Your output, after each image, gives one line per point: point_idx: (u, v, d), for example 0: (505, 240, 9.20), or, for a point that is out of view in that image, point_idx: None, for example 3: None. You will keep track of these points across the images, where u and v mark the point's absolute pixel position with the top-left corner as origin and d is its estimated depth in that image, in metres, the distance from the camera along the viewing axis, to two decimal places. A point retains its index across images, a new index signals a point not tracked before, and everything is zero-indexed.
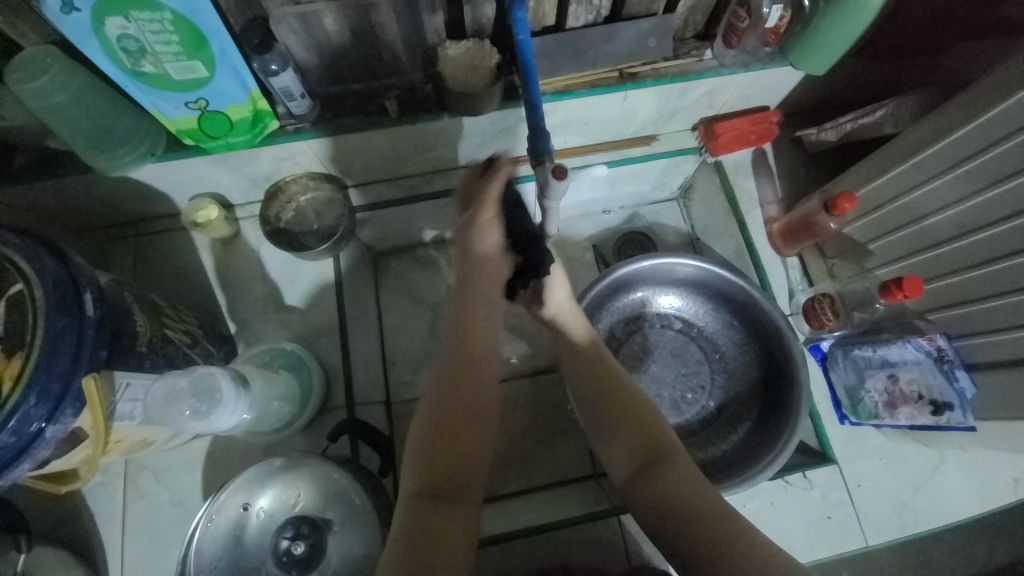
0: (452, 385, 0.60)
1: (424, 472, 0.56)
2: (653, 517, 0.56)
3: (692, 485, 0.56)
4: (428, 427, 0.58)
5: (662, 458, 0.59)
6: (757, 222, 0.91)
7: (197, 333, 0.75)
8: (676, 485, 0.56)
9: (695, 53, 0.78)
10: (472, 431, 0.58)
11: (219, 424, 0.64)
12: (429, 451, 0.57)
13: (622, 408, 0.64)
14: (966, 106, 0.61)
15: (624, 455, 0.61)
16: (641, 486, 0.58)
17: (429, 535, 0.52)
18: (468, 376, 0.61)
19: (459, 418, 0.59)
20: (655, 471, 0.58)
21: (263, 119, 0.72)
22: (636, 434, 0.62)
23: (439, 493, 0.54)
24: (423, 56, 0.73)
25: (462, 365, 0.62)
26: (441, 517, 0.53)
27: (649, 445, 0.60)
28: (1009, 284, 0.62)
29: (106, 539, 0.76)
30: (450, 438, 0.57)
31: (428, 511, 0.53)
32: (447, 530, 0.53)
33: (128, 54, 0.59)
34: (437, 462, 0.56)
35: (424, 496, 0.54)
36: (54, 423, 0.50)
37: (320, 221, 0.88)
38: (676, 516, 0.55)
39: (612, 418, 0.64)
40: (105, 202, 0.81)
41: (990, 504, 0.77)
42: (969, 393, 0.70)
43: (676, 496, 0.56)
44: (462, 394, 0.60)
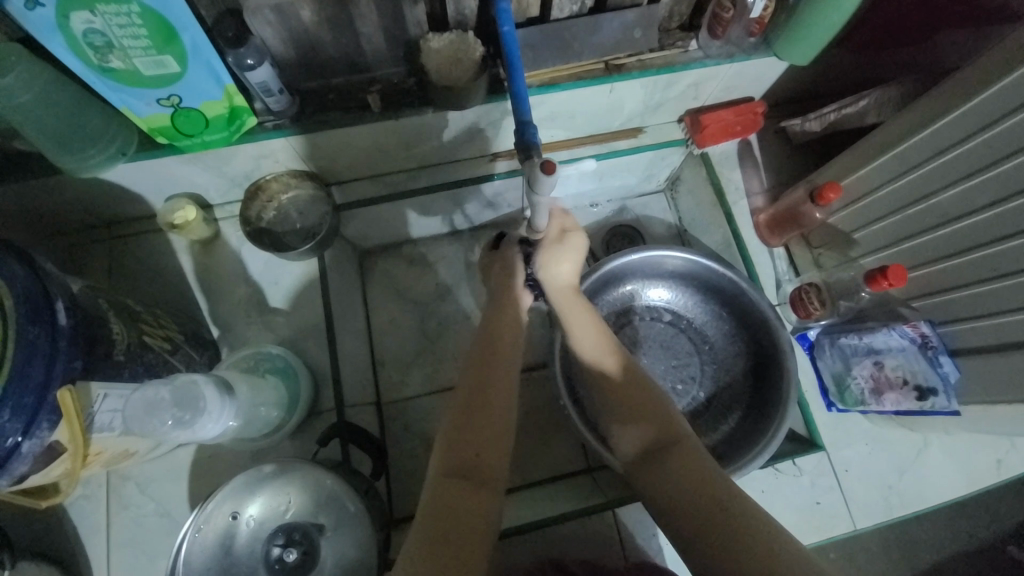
0: (482, 370, 0.60)
1: (454, 448, 0.55)
2: (666, 508, 0.53)
3: (709, 474, 0.53)
4: (459, 407, 0.58)
5: (675, 446, 0.56)
6: (745, 213, 0.92)
7: (178, 339, 0.72)
8: (692, 472, 0.54)
9: (681, 44, 0.78)
10: (497, 416, 0.57)
11: (204, 432, 0.62)
12: (458, 429, 0.56)
13: (632, 395, 0.61)
14: (950, 95, 0.61)
15: (638, 444, 0.60)
16: (654, 476, 0.56)
17: (453, 514, 0.50)
18: (497, 360, 0.61)
19: (488, 400, 0.58)
20: (668, 459, 0.56)
21: (240, 116, 0.69)
22: (647, 422, 0.59)
23: (466, 472, 0.53)
24: (406, 49, 0.71)
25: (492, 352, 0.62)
26: (466, 499, 0.51)
27: (661, 435, 0.58)
28: (992, 270, 0.63)
29: (90, 553, 0.74)
30: (478, 420, 0.56)
31: (455, 490, 0.51)
32: (469, 514, 0.50)
33: (94, 50, 0.56)
34: (466, 440, 0.55)
35: (450, 475, 0.53)
36: (31, 437, 0.48)
37: (303, 220, 0.87)
38: (689, 507, 0.51)
39: (620, 406, 0.62)
40: (76, 204, 0.78)
41: (973, 485, 0.79)
42: (952, 378, 0.71)
43: (689, 485, 0.53)
44: (491, 379, 0.60)
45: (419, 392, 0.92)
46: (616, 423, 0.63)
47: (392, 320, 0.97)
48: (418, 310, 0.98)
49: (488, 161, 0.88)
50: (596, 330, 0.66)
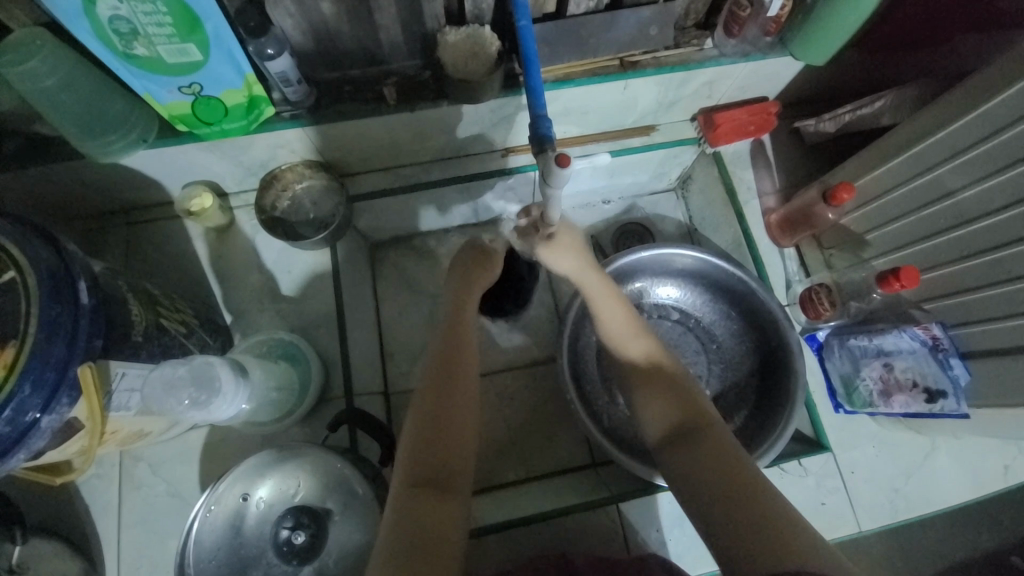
0: (443, 383, 0.60)
1: (418, 460, 0.54)
2: (689, 488, 0.52)
3: (736, 456, 0.52)
4: (423, 418, 0.57)
5: (701, 428, 0.56)
6: (756, 212, 0.92)
7: (193, 324, 0.74)
8: (718, 453, 0.53)
9: (696, 42, 0.78)
10: (458, 421, 0.58)
11: (218, 415, 0.63)
12: (425, 439, 0.56)
13: (659, 375, 0.62)
14: (966, 96, 0.61)
15: (660, 421, 0.59)
16: (679, 455, 0.55)
17: (424, 519, 0.50)
18: (458, 377, 0.61)
19: (450, 414, 0.58)
20: (694, 440, 0.55)
21: (259, 105, 0.70)
22: (674, 401, 0.59)
23: (433, 481, 0.53)
24: (422, 42, 0.72)
25: (450, 365, 0.62)
26: (435, 506, 0.51)
27: (686, 415, 0.58)
28: (1004, 273, 0.63)
29: (103, 530, 0.75)
30: (444, 429, 0.57)
31: (422, 500, 0.51)
32: (439, 518, 0.50)
33: (119, 36, 0.57)
34: (432, 451, 0.55)
35: (418, 484, 0.52)
36: (50, 413, 0.49)
37: (316, 210, 0.88)
38: (711, 488, 0.50)
39: (645, 384, 0.62)
40: (96, 189, 0.80)
41: (981, 490, 0.78)
42: (963, 381, 0.70)
43: (713, 466, 0.52)
44: (451, 394, 0.59)
45: None
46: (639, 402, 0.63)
47: (401, 312, 0.98)
48: (427, 303, 0.99)
49: (500, 156, 0.89)
50: (622, 317, 0.68)
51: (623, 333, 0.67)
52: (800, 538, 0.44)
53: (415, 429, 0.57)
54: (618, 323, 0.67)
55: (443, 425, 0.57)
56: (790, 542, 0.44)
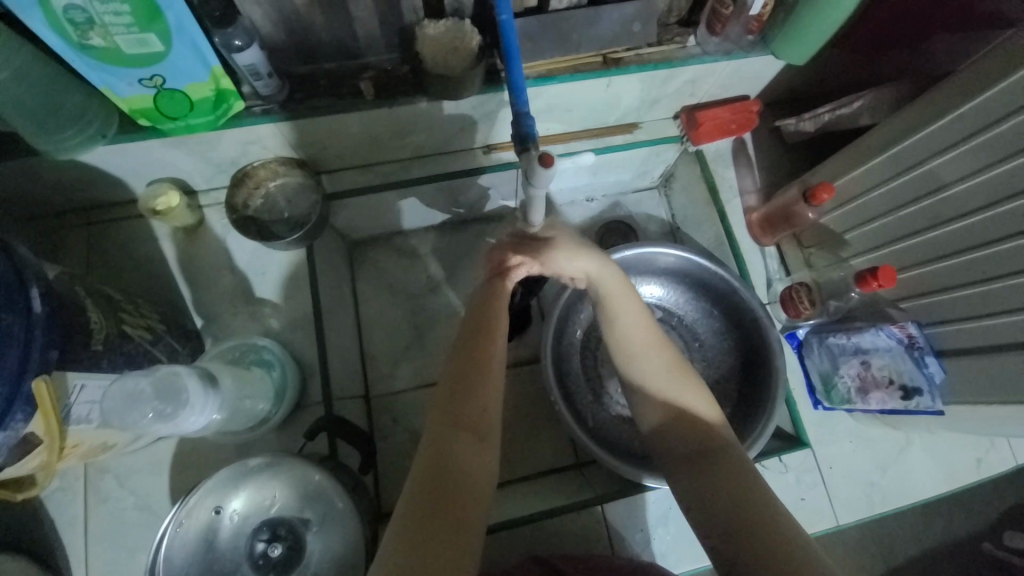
0: (481, 333, 0.60)
1: (453, 405, 0.55)
2: (700, 510, 0.51)
3: (751, 481, 0.51)
4: (458, 367, 0.58)
5: (716, 450, 0.54)
6: (737, 211, 0.92)
7: (160, 329, 0.70)
8: (734, 478, 0.51)
9: (679, 39, 0.77)
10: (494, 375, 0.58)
11: (187, 426, 0.60)
12: (459, 385, 0.57)
13: (674, 384, 0.58)
14: (941, 99, 0.62)
15: (674, 436, 0.57)
16: (692, 477, 0.53)
17: (453, 467, 0.51)
18: (496, 329, 0.61)
19: (487, 364, 0.58)
20: (711, 461, 0.53)
21: (227, 100, 0.67)
22: (690, 418, 0.56)
23: (465, 426, 0.54)
24: (400, 35, 0.69)
25: (491, 315, 0.62)
26: (465, 455, 0.52)
27: (701, 433, 0.55)
28: (980, 273, 0.64)
29: (68, 547, 0.72)
30: (480, 380, 0.57)
31: (454, 443, 0.52)
32: (466, 469, 0.51)
33: (74, 26, 0.53)
34: (466, 400, 0.55)
35: (451, 427, 0.53)
36: (3, 430, 0.46)
37: (291, 209, 0.85)
38: (723, 513, 0.49)
39: (655, 391, 0.58)
40: (52, 187, 0.75)
41: (953, 483, 0.81)
42: (937, 378, 0.72)
43: (726, 490, 0.50)
44: (489, 344, 0.59)
45: (408, 386, 0.90)
46: (651, 411, 0.59)
47: (382, 313, 0.95)
48: (408, 304, 0.96)
49: (482, 153, 0.87)
50: (638, 317, 0.61)
51: (639, 334, 0.60)
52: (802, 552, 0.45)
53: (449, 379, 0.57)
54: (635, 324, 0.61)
55: (480, 373, 0.57)
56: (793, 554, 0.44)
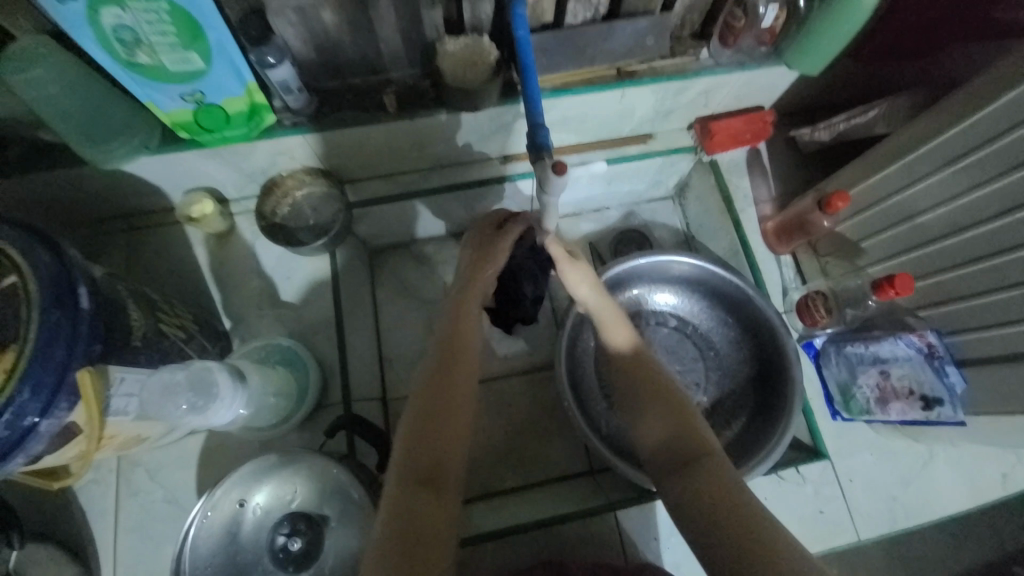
0: (441, 378, 0.60)
1: (413, 454, 0.55)
2: (692, 514, 0.51)
3: (734, 482, 0.52)
4: (420, 412, 0.57)
5: (700, 454, 0.56)
6: (752, 220, 0.92)
7: (192, 329, 0.74)
8: (718, 479, 0.53)
9: (692, 52, 0.79)
10: (455, 416, 0.58)
11: (216, 419, 0.64)
12: (421, 434, 0.56)
13: (659, 397, 0.63)
14: (956, 107, 0.62)
15: (663, 449, 0.59)
16: (680, 482, 0.55)
17: (416, 516, 0.51)
18: (457, 371, 0.61)
19: (448, 407, 0.58)
20: (695, 467, 0.55)
21: (260, 113, 0.71)
22: (673, 425, 0.59)
23: (424, 480, 0.53)
24: (421, 52, 0.73)
25: (454, 357, 0.62)
26: (426, 505, 0.52)
27: (685, 440, 0.58)
28: (999, 280, 0.63)
29: (100, 536, 0.75)
30: (442, 425, 0.57)
31: (415, 500, 0.52)
32: (429, 518, 0.51)
33: (123, 45, 0.58)
34: (428, 450, 0.55)
35: (410, 482, 0.53)
36: (49, 418, 0.49)
37: (316, 216, 0.88)
38: (713, 512, 0.50)
39: (650, 412, 0.62)
40: (97, 196, 0.80)
41: (979, 498, 0.78)
42: (958, 389, 0.71)
43: (711, 491, 0.52)
44: (449, 386, 0.60)
45: None
46: (642, 425, 0.62)
47: (400, 318, 0.98)
48: (425, 309, 0.99)
49: (498, 163, 0.90)
50: (629, 342, 0.70)
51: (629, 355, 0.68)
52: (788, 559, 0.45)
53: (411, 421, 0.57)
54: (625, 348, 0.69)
55: (440, 420, 0.57)
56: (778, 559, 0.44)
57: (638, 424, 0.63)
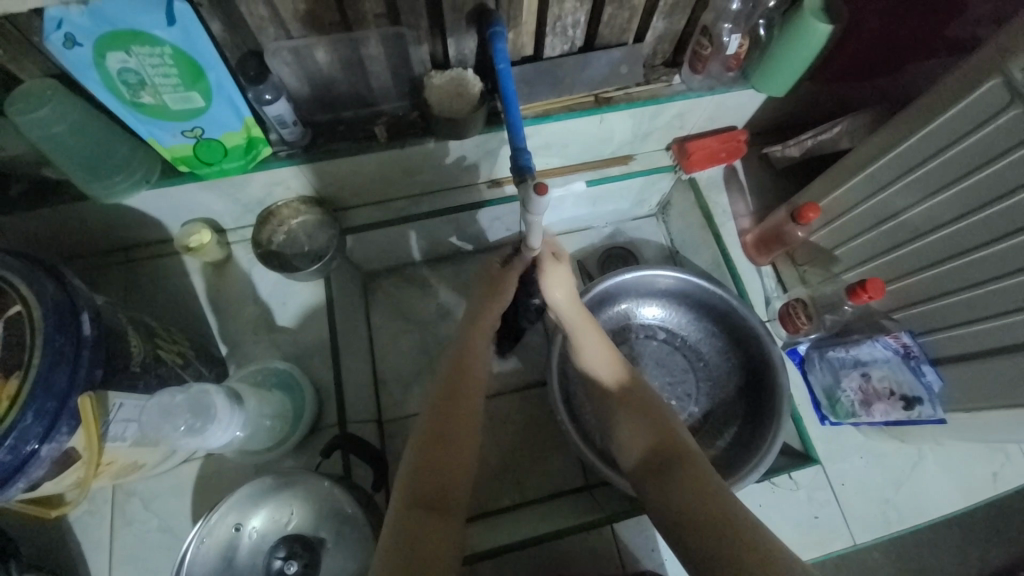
0: (447, 407, 0.62)
1: (418, 479, 0.56)
2: (669, 516, 0.54)
3: (709, 483, 0.55)
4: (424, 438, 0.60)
5: (675, 460, 0.59)
6: (732, 233, 0.97)
7: (189, 354, 0.76)
8: (693, 481, 0.55)
9: (665, 78, 0.84)
10: (457, 441, 0.60)
11: (213, 441, 0.64)
12: (429, 458, 0.58)
13: (633, 407, 0.66)
14: (909, 120, 0.67)
15: (641, 458, 0.62)
16: (659, 488, 0.57)
17: (419, 536, 0.51)
18: (464, 400, 0.63)
19: (452, 431, 0.60)
20: (672, 472, 0.57)
21: (256, 146, 0.75)
22: (649, 436, 0.62)
23: (429, 504, 0.54)
24: (410, 85, 0.78)
25: (458, 387, 0.65)
26: (430, 525, 0.52)
27: (663, 449, 0.60)
28: (964, 280, 0.67)
29: (94, 570, 0.74)
30: (444, 451, 0.59)
31: (420, 520, 0.53)
32: (433, 538, 0.51)
33: (127, 86, 0.62)
34: (433, 473, 0.57)
35: (415, 504, 0.54)
36: (49, 443, 0.50)
37: (311, 243, 0.91)
38: (690, 515, 0.52)
39: (627, 428, 0.65)
40: (97, 229, 0.83)
41: (970, 497, 0.80)
42: (936, 387, 0.73)
43: (690, 494, 0.54)
44: (456, 413, 0.62)
45: (420, 409, 0.93)
46: (620, 438, 0.66)
47: (395, 339, 1.00)
48: (419, 330, 1.01)
49: (487, 187, 0.94)
50: (601, 344, 0.72)
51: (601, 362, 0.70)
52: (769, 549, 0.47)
53: (418, 446, 0.59)
54: (597, 352, 0.71)
55: (443, 444, 0.59)
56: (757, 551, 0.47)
57: (619, 441, 0.66)
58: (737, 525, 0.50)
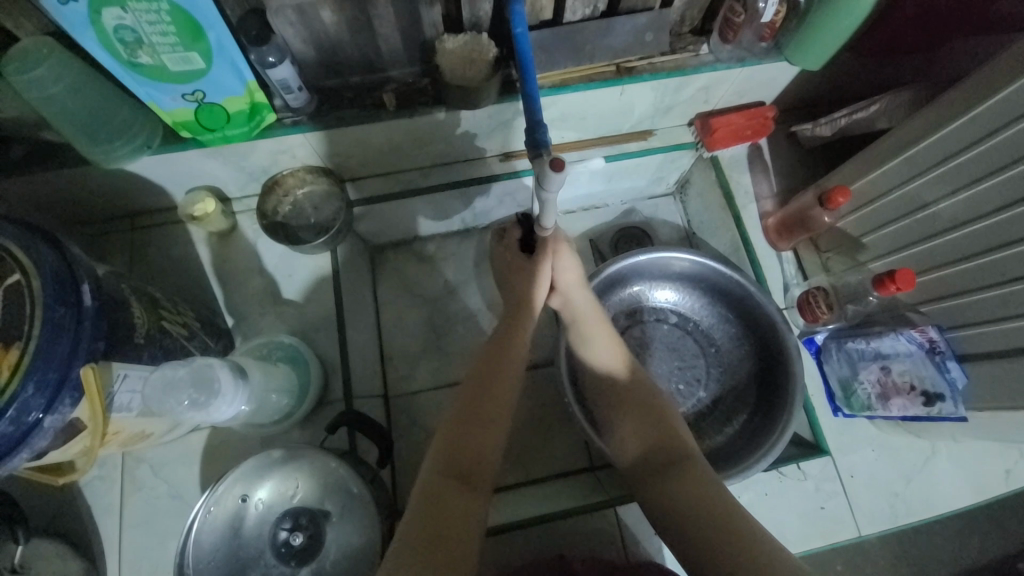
0: (484, 384, 0.62)
1: (452, 449, 0.57)
2: (663, 515, 0.56)
3: (712, 487, 0.56)
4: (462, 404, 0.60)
5: (676, 458, 0.61)
6: (753, 217, 0.92)
7: (194, 326, 0.75)
8: (695, 484, 0.57)
9: (692, 48, 0.79)
10: (488, 421, 0.60)
11: (218, 415, 0.64)
12: (459, 431, 0.58)
13: (638, 404, 0.67)
14: (958, 100, 0.61)
15: (637, 453, 0.64)
16: (654, 483, 0.59)
17: (448, 510, 0.52)
18: (499, 376, 0.63)
19: (488, 406, 0.60)
20: (672, 473, 0.59)
21: (260, 112, 0.72)
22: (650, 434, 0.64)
23: (461, 475, 0.55)
24: (421, 49, 0.73)
25: (490, 363, 0.64)
26: (461, 499, 0.54)
27: (662, 445, 0.62)
28: (1000, 275, 0.63)
29: (105, 531, 0.76)
30: (474, 426, 0.59)
31: (452, 491, 0.54)
32: (459, 511, 0.53)
33: (124, 45, 0.59)
34: (468, 445, 0.57)
35: (447, 475, 0.55)
36: (53, 413, 0.50)
37: (317, 215, 0.89)
38: (688, 516, 0.54)
39: (625, 426, 0.67)
40: (101, 195, 0.81)
41: (982, 494, 0.78)
42: (959, 384, 0.70)
43: (691, 497, 0.56)
44: (491, 389, 0.61)
45: (426, 387, 0.93)
46: (618, 435, 0.67)
47: (401, 315, 0.98)
48: (426, 306, 0.99)
49: (499, 161, 0.90)
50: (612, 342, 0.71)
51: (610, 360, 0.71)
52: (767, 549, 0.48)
53: (455, 416, 0.60)
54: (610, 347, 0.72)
55: (481, 417, 0.59)
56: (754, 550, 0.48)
57: (615, 436, 0.68)
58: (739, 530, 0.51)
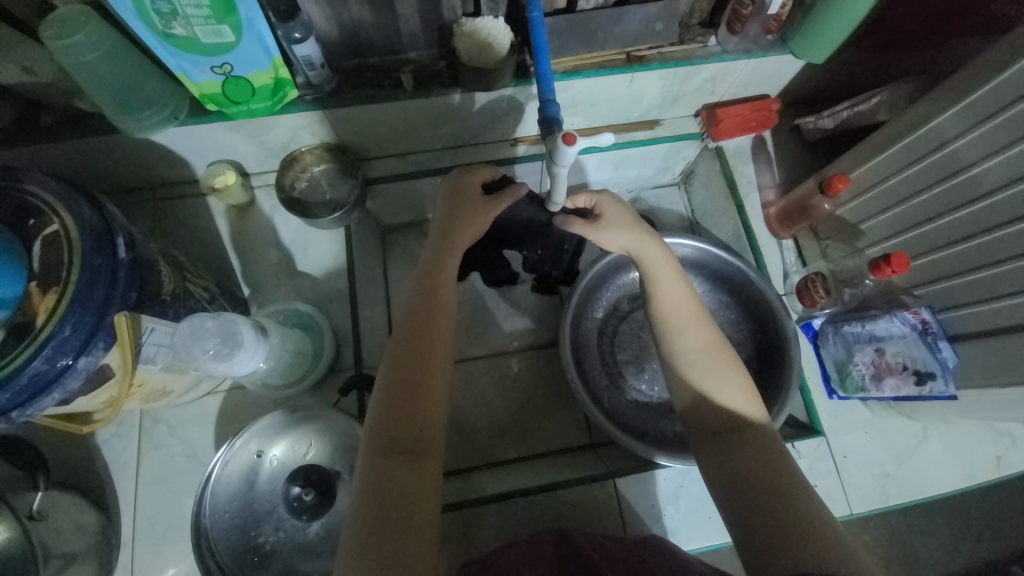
0: (418, 358, 0.62)
1: (389, 426, 0.58)
2: (726, 472, 0.58)
3: (783, 460, 0.57)
4: (392, 376, 0.60)
5: (745, 424, 0.61)
6: (755, 205, 0.95)
7: (215, 291, 0.78)
8: (761, 453, 0.58)
9: (700, 39, 0.81)
10: (421, 396, 0.60)
11: (238, 369, 0.67)
12: (388, 409, 0.58)
13: (712, 358, 0.65)
14: (952, 90, 0.64)
15: (703, 399, 0.63)
16: (719, 445, 0.60)
17: (390, 488, 0.54)
18: (424, 345, 0.63)
19: (422, 380, 0.61)
20: (740, 438, 0.60)
21: (284, 88, 0.75)
22: (722, 391, 0.63)
23: (403, 449, 0.56)
24: (439, 32, 0.76)
25: (417, 327, 0.64)
26: (406, 474, 0.55)
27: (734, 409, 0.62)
28: (990, 256, 0.66)
29: (121, 487, 0.79)
30: (407, 396, 0.59)
31: (393, 468, 0.55)
32: (411, 487, 0.55)
33: (160, 16, 0.61)
34: (398, 416, 0.58)
35: (388, 454, 0.56)
36: (85, 356, 0.53)
37: (333, 191, 0.92)
38: (753, 481, 0.56)
39: (695, 373, 0.64)
40: (127, 164, 0.84)
41: (972, 478, 0.81)
42: (951, 363, 0.73)
43: (759, 464, 0.57)
44: (420, 364, 0.61)
45: None
46: (683, 374, 0.65)
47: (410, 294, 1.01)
48: None
49: (509, 146, 0.94)
50: (680, 286, 0.70)
51: (682, 312, 0.68)
52: (828, 532, 0.51)
53: (385, 388, 0.60)
54: (676, 286, 0.70)
55: (417, 389, 0.60)
56: (818, 534, 0.51)
57: (676, 379, 0.66)
58: (798, 509, 0.53)
